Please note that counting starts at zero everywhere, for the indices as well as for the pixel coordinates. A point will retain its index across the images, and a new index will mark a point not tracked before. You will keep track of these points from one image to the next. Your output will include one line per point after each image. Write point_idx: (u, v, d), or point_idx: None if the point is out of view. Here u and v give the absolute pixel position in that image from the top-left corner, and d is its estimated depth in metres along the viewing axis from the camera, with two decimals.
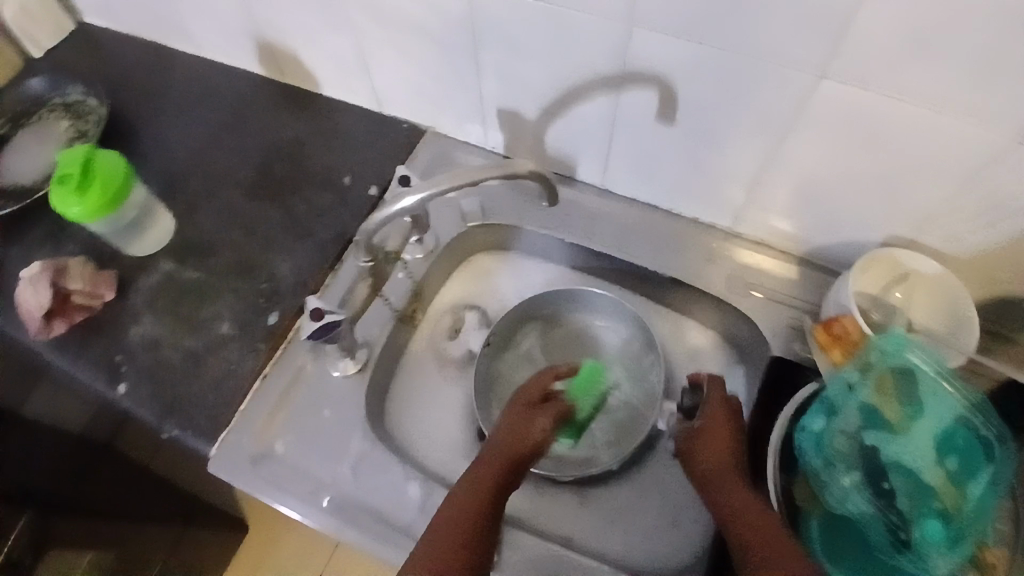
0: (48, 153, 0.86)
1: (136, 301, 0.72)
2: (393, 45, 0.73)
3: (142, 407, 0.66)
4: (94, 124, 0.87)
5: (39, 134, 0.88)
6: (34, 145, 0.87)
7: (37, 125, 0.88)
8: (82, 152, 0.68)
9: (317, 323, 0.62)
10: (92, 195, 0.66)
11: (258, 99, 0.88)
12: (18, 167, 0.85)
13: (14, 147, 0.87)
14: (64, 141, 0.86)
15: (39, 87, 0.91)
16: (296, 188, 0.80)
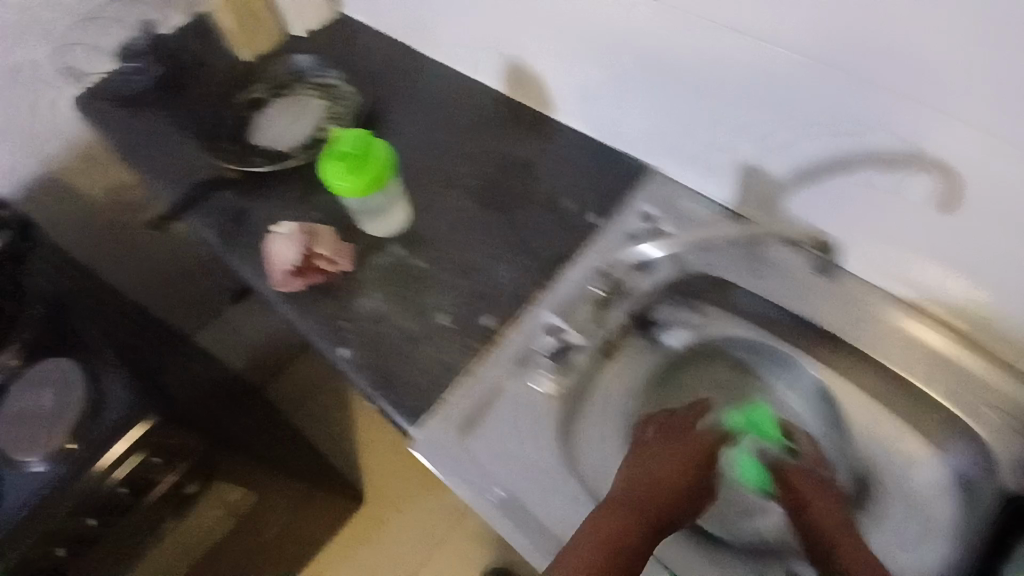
0: (303, 126, 0.96)
1: (367, 278, 0.80)
2: (651, 87, 0.76)
3: (361, 374, 0.73)
4: (347, 109, 0.96)
5: (297, 108, 0.98)
6: (291, 117, 0.97)
7: (296, 100, 0.99)
8: (361, 135, 0.75)
9: (553, 333, 0.73)
10: (363, 177, 0.72)
11: (494, 114, 0.94)
12: (276, 134, 0.96)
13: (275, 116, 0.98)
14: (317, 118, 0.96)
15: (304, 65, 1.01)
16: (521, 203, 0.84)
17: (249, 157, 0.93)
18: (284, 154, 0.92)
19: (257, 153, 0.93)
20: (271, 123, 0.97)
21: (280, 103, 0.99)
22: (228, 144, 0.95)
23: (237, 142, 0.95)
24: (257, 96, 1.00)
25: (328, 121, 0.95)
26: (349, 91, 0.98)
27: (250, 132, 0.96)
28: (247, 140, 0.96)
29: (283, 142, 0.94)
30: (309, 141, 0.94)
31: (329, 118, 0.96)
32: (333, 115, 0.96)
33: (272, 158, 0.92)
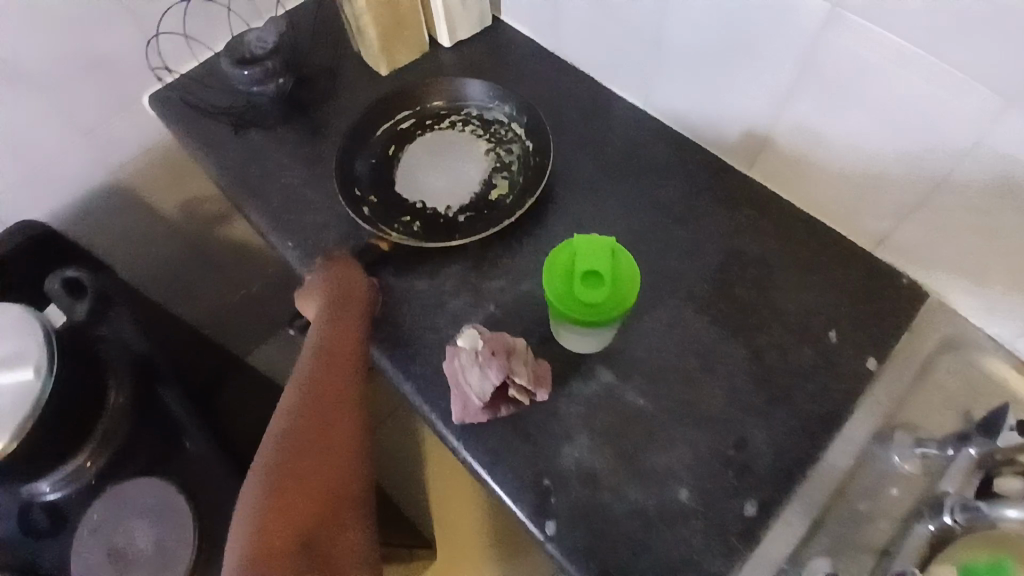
0: (462, 176, 0.75)
1: (569, 413, 0.61)
2: (993, 221, 0.55)
3: (577, 565, 0.54)
4: (517, 158, 0.76)
5: (451, 148, 0.77)
6: (446, 160, 0.76)
7: (450, 137, 0.78)
8: (609, 246, 0.58)
9: None
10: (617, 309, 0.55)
11: (714, 186, 0.74)
12: (427, 185, 0.74)
13: (423, 157, 0.76)
14: (479, 168, 0.75)
15: (462, 91, 0.80)
16: (764, 323, 0.65)
17: (396, 219, 0.72)
18: (443, 218, 0.72)
19: (405, 213, 0.72)
20: (420, 167, 0.76)
21: (433, 140, 0.78)
22: (367, 195, 0.73)
23: (379, 191, 0.74)
24: (400, 128, 0.79)
25: (495, 173, 0.75)
26: (518, 133, 0.77)
27: (395, 177, 0.75)
28: (390, 187, 0.74)
29: (438, 199, 0.73)
30: (476, 199, 0.73)
31: (496, 169, 0.75)
32: (500, 164, 0.75)
33: (429, 223, 0.71)
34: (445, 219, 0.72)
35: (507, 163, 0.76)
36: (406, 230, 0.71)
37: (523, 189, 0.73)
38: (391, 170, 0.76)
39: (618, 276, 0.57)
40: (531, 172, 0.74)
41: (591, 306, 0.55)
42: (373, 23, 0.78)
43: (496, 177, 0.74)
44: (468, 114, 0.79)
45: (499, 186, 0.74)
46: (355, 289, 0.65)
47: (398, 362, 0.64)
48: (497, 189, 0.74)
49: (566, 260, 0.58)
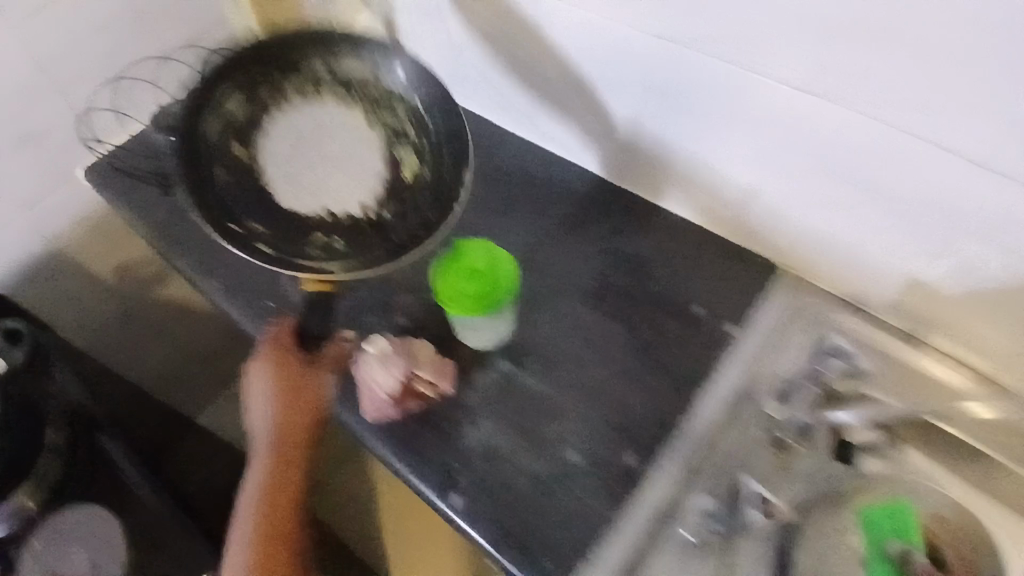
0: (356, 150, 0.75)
1: (472, 401, 0.68)
2: (816, 192, 0.65)
3: (483, 531, 0.61)
4: (409, 118, 0.75)
5: (323, 131, 0.75)
6: (334, 132, 0.76)
7: (328, 114, 0.76)
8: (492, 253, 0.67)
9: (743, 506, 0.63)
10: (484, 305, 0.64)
11: (595, 195, 0.83)
12: (318, 156, 0.75)
13: (294, 142, 0.75)
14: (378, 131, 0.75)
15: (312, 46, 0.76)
16: (640, 307, 0.75)
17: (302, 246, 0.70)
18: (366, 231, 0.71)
19: (327, 229, 0.71)
20: (314, 143, 0.75)
21: (317, 122, 0.75)
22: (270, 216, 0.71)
23: (271, 226, 0.70)
24: (227, 109, 0.73)
25: (393, 145, 0.75)
26: (396, 90, 0.76)
27: (282, 193, 0.72)
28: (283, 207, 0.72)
29: (348, 205, 0.72)
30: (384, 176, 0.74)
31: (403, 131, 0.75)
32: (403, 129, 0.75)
33: (352, 237, 0.71)
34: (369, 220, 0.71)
35: (411, 142, 0.75)
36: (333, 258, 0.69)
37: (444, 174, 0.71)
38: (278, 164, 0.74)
39: (496, 278, 0.66)
40: (429, 133, 0.74)
41: (464, 297, 0.64)
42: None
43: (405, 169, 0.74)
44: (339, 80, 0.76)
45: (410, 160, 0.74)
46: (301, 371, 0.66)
47: None
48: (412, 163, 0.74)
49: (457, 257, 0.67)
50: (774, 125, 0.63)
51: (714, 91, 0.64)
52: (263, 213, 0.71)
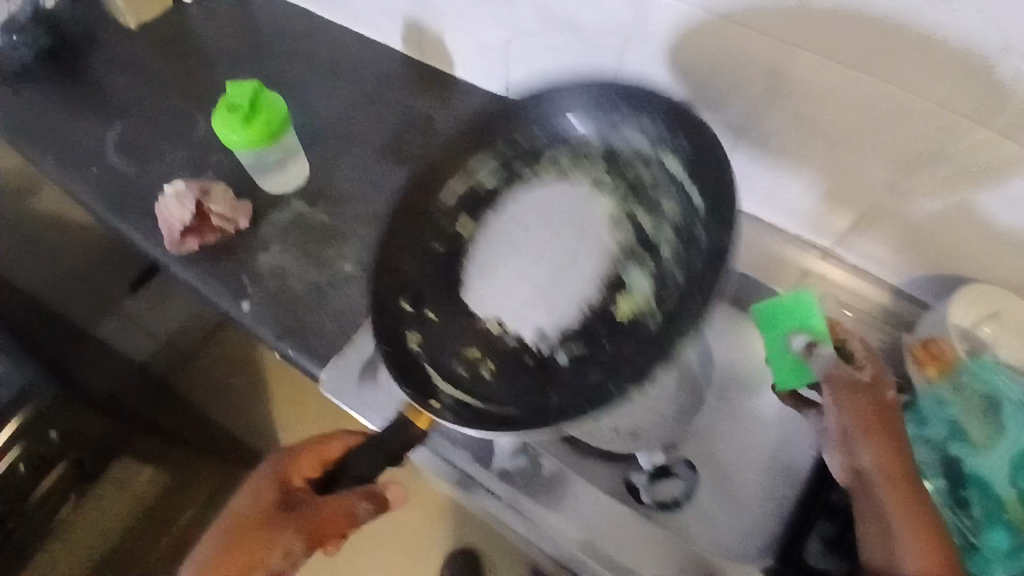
0: (581, 269, 0.68)
1: (268, 233, 0.79)
2: (543, 40, 0.79)
3: (265, 327, 0.72)
4: (643, 165, 0.71)
5: (558, 226, 0.70)
6: (532, 257, 0.68)
7: (539, 196, 0.72)
8: (279, 111, 0.75)
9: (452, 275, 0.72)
10: (249, 142, 0.74)
11: (398, 73, 0.95)
12: (533, 277, 0.68)
13: (535, 211, 0.72)
14: (601, 260, 0.69)
15: (569, 124, 0.72)
16: (423, 155, 0.86)
17: (487, 384, 0.66)
18: (507, 361, 0.67)
19: (501, 395, 0.66)
20: (546, 215, 0.71)
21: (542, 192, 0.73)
22: (482, 380, 0.67)
23: (434, 296, 0.70)
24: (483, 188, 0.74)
25: (640, 190, 0.71)
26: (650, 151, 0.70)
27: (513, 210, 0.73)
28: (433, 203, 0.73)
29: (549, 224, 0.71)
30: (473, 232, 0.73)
31: (601, 281, 0.68)
32: (645, 238, 0.69)
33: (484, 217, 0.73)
34: (544, 391, 0.65)
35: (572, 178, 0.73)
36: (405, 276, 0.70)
37: (648, 339, 0.64)
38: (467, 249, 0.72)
39: (271, 126, 0.74)
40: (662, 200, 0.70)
41: (235, 129, 0.73)
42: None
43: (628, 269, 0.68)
44: (592, 150, 0.72)
45: (620, 293, 0.67)
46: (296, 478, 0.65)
47: (136, 223, 0.82)
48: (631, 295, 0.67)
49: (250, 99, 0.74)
50: None
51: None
52: (437, 292, 0.70)
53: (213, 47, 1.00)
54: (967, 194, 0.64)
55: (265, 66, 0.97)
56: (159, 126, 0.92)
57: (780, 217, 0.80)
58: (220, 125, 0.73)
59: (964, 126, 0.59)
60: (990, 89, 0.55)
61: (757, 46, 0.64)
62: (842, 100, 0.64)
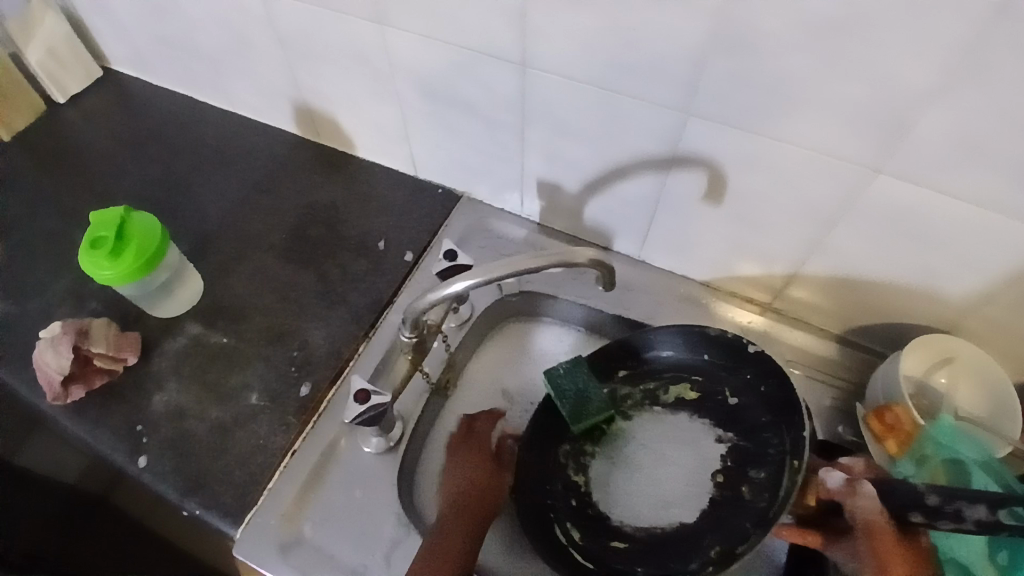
0: (677, 426, 0.69)
1: (160, 367, 0.71)
2: (439, 119, 0.74)
3: (164, 483, 0.63)
4: (639, 391, 0.71)
5: (631, 480, 0.68)
6: (613, 501, 0.68)
7: (596, 478, 0.69)
8: (158, 239, 0.67)
9: (363, 405, 0.59)
10: (119, 278, 0.65)
11: (294, 160, 0.87)
12: (679, 483, 0.67)
13: (625, 491, 0.68)
14: (657, 420, 0.70)
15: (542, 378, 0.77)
16: (330, 252, 0.79)
17: (773, 454, 0.64)
18: (744, 441, 0.66)
19: (774, 442, 0.64)
20: (625, 489, 0.68)
21: (632, 470, 0.69)
22: (761, 448, 0.65)
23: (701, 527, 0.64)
24: (577, 534, 0.67)
25: (665, 399, 0.71)
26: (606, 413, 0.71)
27: (610, 514, 0.67)
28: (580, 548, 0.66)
29: (605, 481, 0.69)
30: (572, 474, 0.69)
31: (678, 410, 0.70)
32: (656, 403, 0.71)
33: (584, 523, 0.67)
34: (759, 423, 0.66)
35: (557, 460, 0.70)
36: (390, 435, 0.66)
37: (758, 375, 0.67)
38: (643, 506, 0.67)
39: (146, 259, 0.66)
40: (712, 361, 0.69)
41: (102, 266, 0.64)
42: None
43: (667, 398, 0.71)
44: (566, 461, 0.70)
45: (686, 398, 0.70)
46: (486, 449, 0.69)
47: (10, 373, 0.72)
48: (676, 390, 0.71)
49: (119, 228, 0.66)
50: (385, 59, 0.70)
51: (330, 40, 0.71)
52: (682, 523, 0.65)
53: (90, 150, 0.91)
54: (896, 244, 0.60)
55: (150, 168, 0.89)
56: (30, 251, 0.82)
57: (713, 278, 0.76)
58: (86, 265, 0.65)
59: (890, 181, 0.55)
60: (910, 148, 0.52)
61: (655, 116, 0.60)
62: (758, 157, 0.59)
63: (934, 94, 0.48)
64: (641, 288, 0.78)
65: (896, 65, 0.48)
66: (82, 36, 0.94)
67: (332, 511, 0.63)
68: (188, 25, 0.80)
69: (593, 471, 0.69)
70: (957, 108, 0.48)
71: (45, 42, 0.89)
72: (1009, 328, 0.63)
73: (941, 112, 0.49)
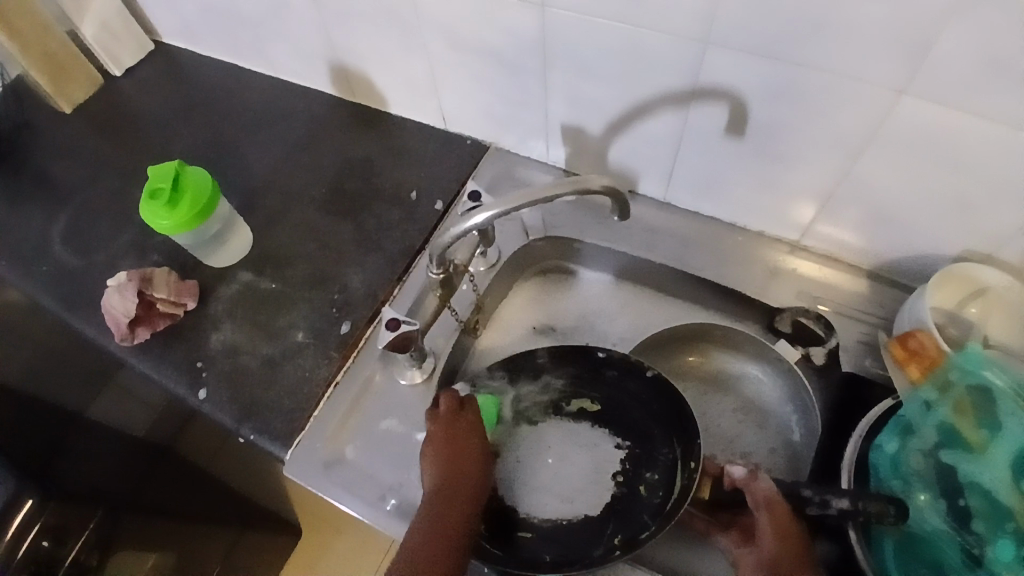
0: (577, 433, 0.70)
1: (215, 310, 0.77)
2: (463, 69, 0.76)
3: (221, 410, 0.70)
4: (538, 396, 0.72)
5: (536, 477, 0.68)
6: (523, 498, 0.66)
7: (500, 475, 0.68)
8: (209, 192, 0.73)
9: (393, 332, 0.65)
10: (176, 229, 0.71)
11: (331, 119, 0.92)
12: (580, 481, 0.68)
13: (531, 488, 0.67)
14: (557, 428, 0.71)
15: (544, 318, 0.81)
16: (365, 204, 0.83)
17: (666, 460, 0.67)
18: (638, 446, 0.69)
19: (666, 449, 0.67)
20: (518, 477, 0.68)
21: (527, 468, 0.68)
22: (651, 453, 0.68)
23: (614, 524, 0.65)
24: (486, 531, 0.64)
25: (566, 408, 0.72)
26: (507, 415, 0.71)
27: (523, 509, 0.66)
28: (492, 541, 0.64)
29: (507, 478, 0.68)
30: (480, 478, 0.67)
31: (580, 418, 0.71)
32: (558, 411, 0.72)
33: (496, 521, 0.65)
34: (651, 435, 0.69)
35: None
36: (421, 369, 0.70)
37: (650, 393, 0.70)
38: (552, 507, 0.66)
39: (199, 212, 0.72)
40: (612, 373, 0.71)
41: (161, 218, 0.70)
42: (38, 73, 0.92)
43: (569, 409, 0.72)
44: None
45: (587, 409, 0.71)
46: (459, 430, 0.63)
47: (85, 317, 0.80)
48: (577, 401, 0.72)
49: (174, 183, 0.72)
50: (410, 11, 0.72)
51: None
52: (600, 510, 0.66)
53: (147, 119, 0.98)
54: (923, 170, 0.60)
55: (199, 132, 0.95)
56: (97, 211, 0.89)
57: (738, 217, 0.76)
58: (147, 215, 0.71)
59: (914, 103, 0.55)
60: (934, 63, 0.51)
61: (674, 50, 0.61)
62: (775, 83, 0.59)
63: (952, 11, 0.48)
64: (667, 231, 0.78)
65: None
66: (135, 12, 1.01)
67: (369, 438, 0.68)
68: None
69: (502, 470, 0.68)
70: (978, 21, 0.47)
71: (98, 17, 0.96)
72: None
73: (960, 23, 0.48)
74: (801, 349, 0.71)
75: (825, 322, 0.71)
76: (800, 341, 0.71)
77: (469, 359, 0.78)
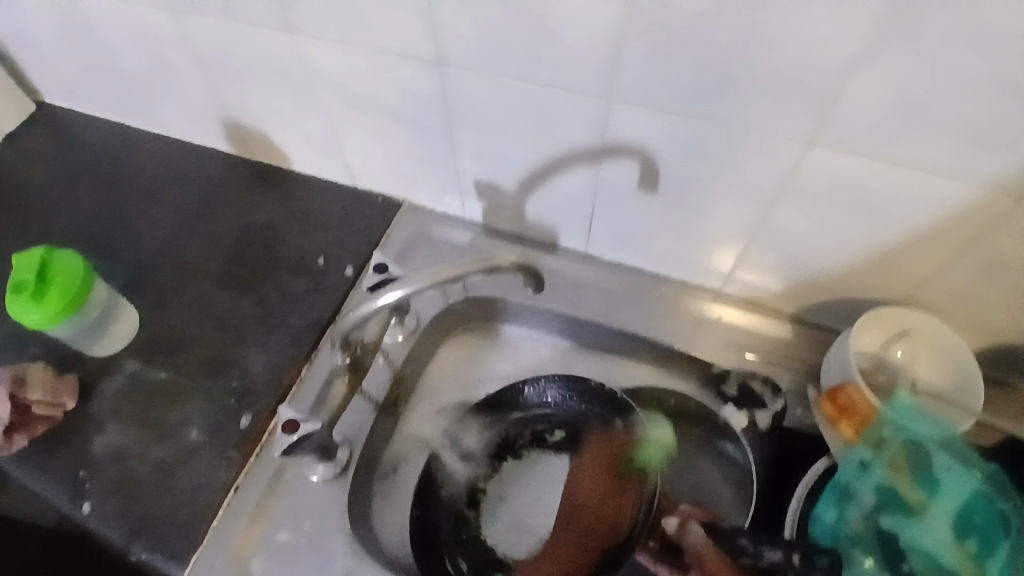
0: (560, 465, 0.70)
1: (100, 408, 0.69)
2: (366, 128, 0.72)
3: (108, 527, 0.62)
4: (527, 426, 0.71)
5: (518, 509, 0.68)
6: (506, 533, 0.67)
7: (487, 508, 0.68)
8: (82, 275, 0.65)
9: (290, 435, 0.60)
10: (46, 323, 0.63)
11: (229, 181, 0.85)
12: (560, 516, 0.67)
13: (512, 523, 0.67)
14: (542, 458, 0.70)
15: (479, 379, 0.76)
16: (268, 274, 0.76)
17: (634, 500, 0.65)
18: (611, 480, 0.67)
19: (637, 484, 0.65)
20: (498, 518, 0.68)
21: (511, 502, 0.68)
22: (623, 486, 0.66)
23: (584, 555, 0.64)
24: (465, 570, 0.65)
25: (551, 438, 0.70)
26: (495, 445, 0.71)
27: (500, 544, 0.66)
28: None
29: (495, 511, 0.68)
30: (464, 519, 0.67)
31: (561, 448, 0.70)
32: (541, 440, 0.71)
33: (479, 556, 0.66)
34: (628, 471, 0.67)
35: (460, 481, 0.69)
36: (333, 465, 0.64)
37: (624, 429, 0.67)
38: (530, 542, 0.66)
39: (72, 301, 0.64)
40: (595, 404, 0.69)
41: (28, 313, 0.62)
42: None
43: (552, 439, 0.70)
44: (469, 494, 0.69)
45: (569, 439, 0.70)
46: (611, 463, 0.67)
47: None
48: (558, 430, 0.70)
49: (40, 271, 0.64)
50: (302, 69, 0.67)
51: (246, 55, 0.68)
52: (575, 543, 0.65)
53: (24, 190, 0.88)
54: (839, 217, 0.58)
55: (84, 203, 0.86)
56: None
57: (661, 267, 0.74)
58: (12, 311, 0.63)
59: (822, 154, 0.53)
60: (842, 113, 0.49)
61: (579, 107, 0.58)
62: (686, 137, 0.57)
63: (852, 65, 0.46)
64: (592, 284, 0.75)
65: (818, 35, 0.45)
66: None
67: (278, 546, 0.61)
68: (107, 49, 0.77)
69: (488, 505, 0.69)
70: (882, 70, 0.46)
71: None
72: (956, 294, 0.61)
73: (862, 78, 0.47)
74: (747, 414, 0.66)
75: (771, 385, 0.67)
76: (746, 404, 0.66)
77: (392, 437, 0.71)
